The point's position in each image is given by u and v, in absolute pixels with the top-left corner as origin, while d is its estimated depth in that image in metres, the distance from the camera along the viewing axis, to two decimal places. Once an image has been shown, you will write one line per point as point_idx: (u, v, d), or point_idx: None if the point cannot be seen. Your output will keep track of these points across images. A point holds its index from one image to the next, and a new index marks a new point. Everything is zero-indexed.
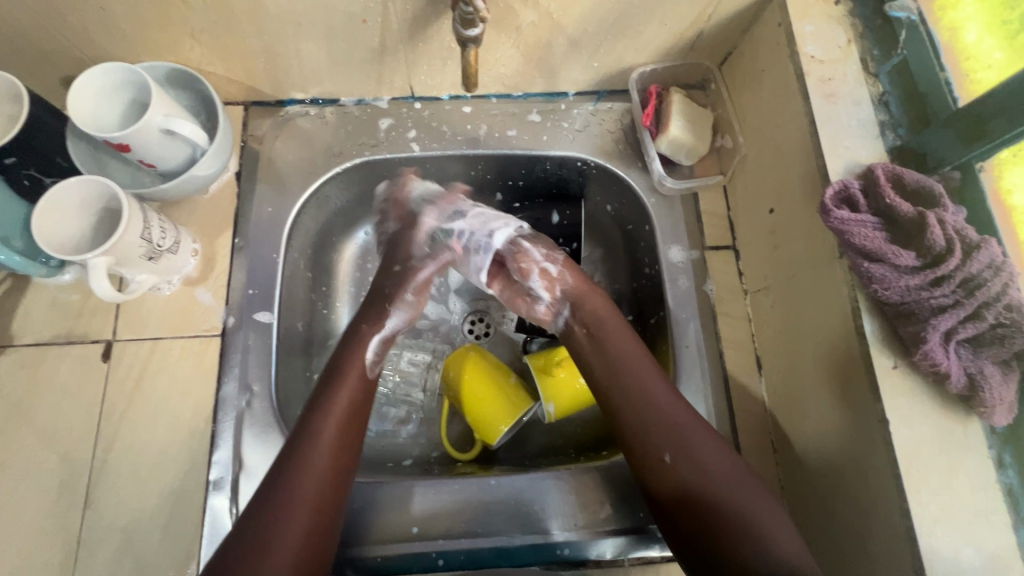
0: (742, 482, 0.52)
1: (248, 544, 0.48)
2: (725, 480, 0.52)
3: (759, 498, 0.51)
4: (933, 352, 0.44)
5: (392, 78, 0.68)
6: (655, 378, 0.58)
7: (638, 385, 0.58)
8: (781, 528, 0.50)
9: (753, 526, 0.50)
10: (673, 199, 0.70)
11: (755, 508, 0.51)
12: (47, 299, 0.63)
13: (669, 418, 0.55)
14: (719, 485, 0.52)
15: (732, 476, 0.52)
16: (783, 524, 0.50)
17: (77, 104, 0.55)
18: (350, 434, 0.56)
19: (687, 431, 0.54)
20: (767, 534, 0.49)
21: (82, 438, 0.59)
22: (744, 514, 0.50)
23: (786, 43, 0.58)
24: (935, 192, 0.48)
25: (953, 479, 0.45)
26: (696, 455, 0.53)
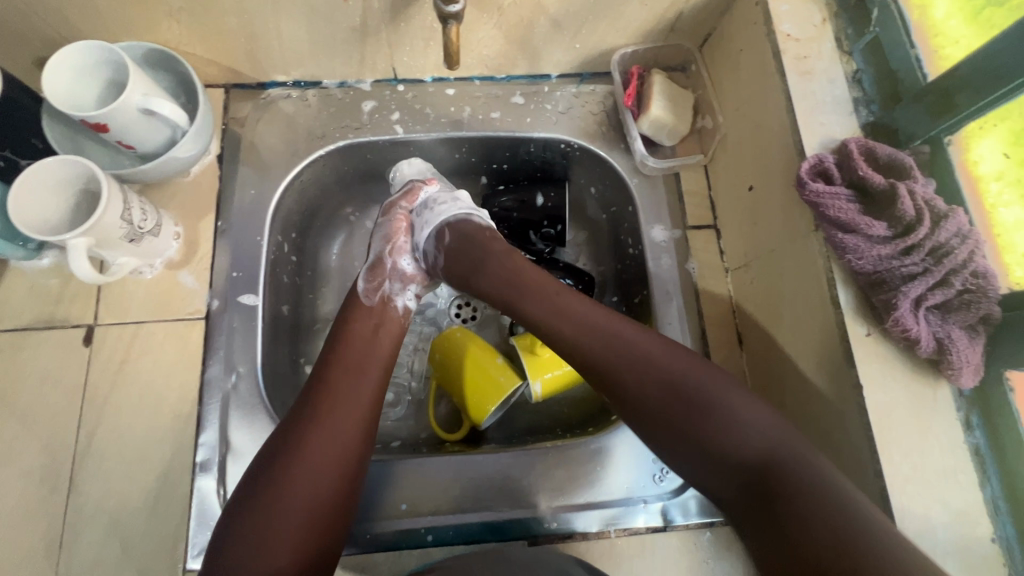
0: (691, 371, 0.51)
1: (264, 493, 0.49)
2: (673, 372, 0.51)
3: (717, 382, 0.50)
4: (904, 318, 0.46)
5: (375, 59, 0.68)
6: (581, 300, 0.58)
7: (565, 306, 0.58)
8: (745, 406, 0.49)
9: (720, 408, 0.49)
10: (656, 179, 0.71)
11: (717, 393, 0.50)
12: (25, 284, 0.62)
13: (603, 330, 0.55)
14: (668, 386, 0.51)
15: (681, 368, 0.51)
16: (749, 403, 0.49)
17: (52, 83, 0.54)
18: (369, 362, 0.60)
19: (620, 343, 0.53)
20: (734, 411, 0.48)
21: (65, 422, 0.59)
22: (701, 400, 0.49)
23: (763, 22, 0.59)
24: (906, 165, 0.49)
25: (923, 441, 0.46)
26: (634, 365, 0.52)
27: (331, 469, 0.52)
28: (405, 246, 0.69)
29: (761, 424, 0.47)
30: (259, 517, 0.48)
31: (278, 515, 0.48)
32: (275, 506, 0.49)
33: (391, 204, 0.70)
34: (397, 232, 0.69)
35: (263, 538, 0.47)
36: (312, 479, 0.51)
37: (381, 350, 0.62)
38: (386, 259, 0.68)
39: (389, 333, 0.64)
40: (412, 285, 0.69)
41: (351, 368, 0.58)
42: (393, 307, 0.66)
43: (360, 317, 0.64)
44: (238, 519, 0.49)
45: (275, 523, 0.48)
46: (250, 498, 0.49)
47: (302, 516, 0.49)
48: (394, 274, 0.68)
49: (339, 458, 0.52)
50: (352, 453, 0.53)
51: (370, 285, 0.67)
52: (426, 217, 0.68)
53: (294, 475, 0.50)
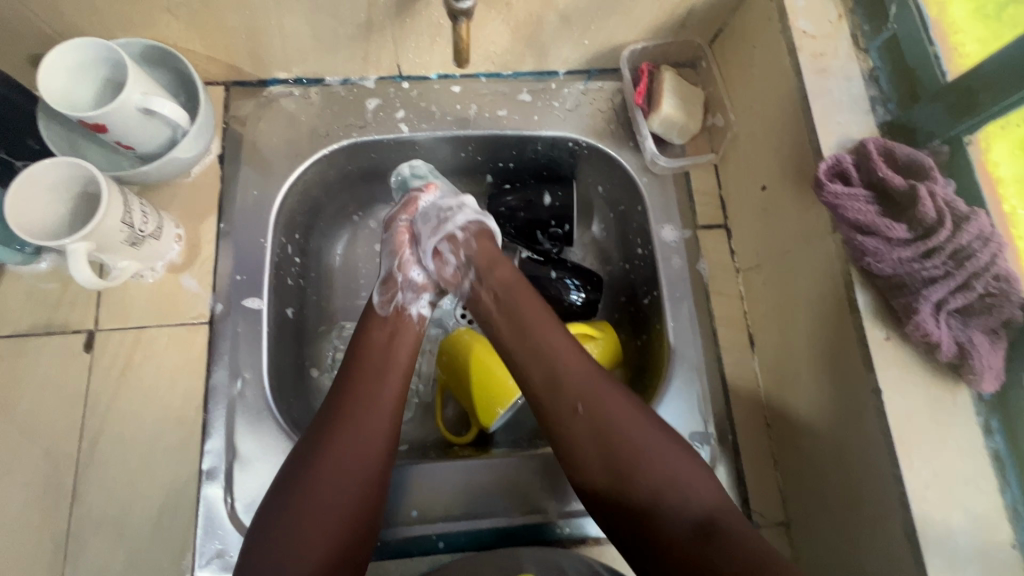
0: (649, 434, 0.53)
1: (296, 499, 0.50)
2: (633, 432, 0.52)
3: (670, 447, 0.52)
4: (925, 322, 0.45)
5: (379, 56, 0.67)
6: (561, 342, 0.58)
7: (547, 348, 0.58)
8: (696, 478, 0.51)
9: (664, 469, 0.51)
10: (666, 178, 0.70)
11: (668, 459, 0.52)
12: (23, 289, 0.60)
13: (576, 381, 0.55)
14: (627, 434, 0.52)
15: (642, 425, 0.53)
16: (692, 471, 0.51)
17: (48, 82, 0.52)
18: (389, 368, 0.60)
19: (595, 382, 0.55)
20: (678, 479, 0.51)
21: (67, 430, 0.57)
22: (653, 466, 0.51)
23: (778, 18, 0.58)
24: (925, 166, 0.49)
25: (943, 446, 0.46)
26: (604, 405, 0.54)
27: (358, 476, 0.52)
28: (412, 259, 0.69)
29: (703, 495, 0.50)
30: (290, 524, 0.49)
31: (307, 524, 0.49)
32: (304, 514, 0.50)
33: (391, 218, 0.70)
34: (402, 245, 0.69)
35: (293, 546, 0.48)
36: (338, 488, 0.51)
37: (401, 356, 0.62)
38: (397, 273, 0.68)
39: (408, 338, 0.64)
40: (426, 293, 0.68)
41: (371, 375, 0.59)
42: (408, 316, 0.65)
43: (377, 324, 0.64)
44: (269, 528, 0.49)
45: (306, 532, 0.49)
46: (280, 507, 0.50)
47: (330, 525, 0.50)
48: (407, 285, 0.68)
49: (364, 467, 0.53)
50: (378, 461, 0.54)
51: (384, 297, 0.66)
52: (434, 227, 0.68)
53: (321, 483, 0.51)
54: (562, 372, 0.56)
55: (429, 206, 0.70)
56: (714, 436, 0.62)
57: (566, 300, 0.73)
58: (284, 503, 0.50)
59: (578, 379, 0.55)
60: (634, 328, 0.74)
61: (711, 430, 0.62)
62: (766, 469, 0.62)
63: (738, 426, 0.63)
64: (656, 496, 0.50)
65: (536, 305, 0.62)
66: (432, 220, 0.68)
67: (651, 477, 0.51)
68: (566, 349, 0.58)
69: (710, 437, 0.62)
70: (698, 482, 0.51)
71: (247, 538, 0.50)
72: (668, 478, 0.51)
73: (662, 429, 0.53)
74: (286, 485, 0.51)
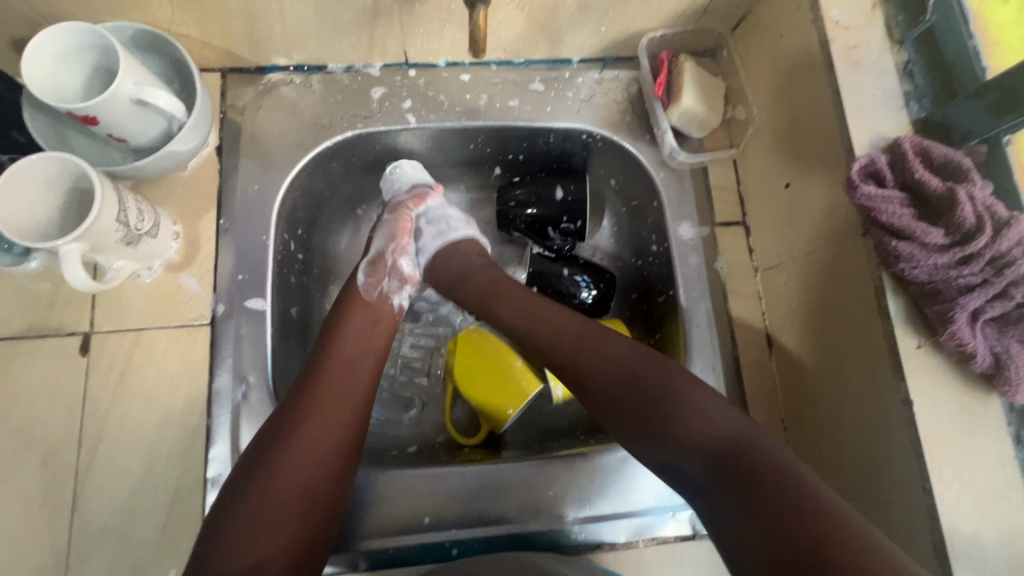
0: (670, 376, 0.50)
1: (246, 485, 0.48)
2: (639, 374, 0.51)
3: (686, 380, 0.49)
4: (960, 331, 0.44)
5: (385, 42, 0.63)
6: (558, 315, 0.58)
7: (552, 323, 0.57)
8: (712, 404, 0.47)
9: (676, 403, 0.48)
10: (683, 173, 0.68)
11: (673, 390, 0.49)
12: (13, 290, 0.57)
13: (580, 345, 0.54)
14: (624, 380, 0.51)
15: (636, 369, 0.51)
16: (706, 398, 0.48)
17: (32, 70, 0.49)
18: (365, 356, 0.58)
19: (586, 341, 0.55)
20: (691, 408, 0.47)
21: (65, 437, 0.55)
22: (672, 400, 0.48)
23: (810, 7, 0.55)
24: (963, 167, 0.47)
25: (975, 458, 0.45)
26: (598, 359, 0.53)
27: (325, 463, 0.51)
28: (406, 248, 0.68)
29: (720, 412, 0.47)
30: (251, 506, 0.47)
31: (265, 506, 0.47)
32: (265, 498, 0.47)
33: (397, 202, 0.68)
34: (401, 233, 0.67)
35: (253, 528, 0.46)
36: (303, 469, 0.49)
37: (376, 343, 0.60)
38: (387, 256, 0.66)
39: (384, 329, 0.62)
40: (408, 286, 0.67)
41: (346, 361, 0.57)
42: (390, 303, 0.64)
43: (356, 310, 0.61)
44: (230, 510, 0.47)
45: (266, 514, 0.47)
46: (241, 492, 0.48)
47: (293, 508, 0.48)
48: (394, 272, 0.66)
49: (332, 454, 0.51)
50: (347, 448, 0.53)
51: (371, 279, 0.64)
52: (439, 231, 0.69)
53: (286, 464, 0.49)
54: (557, 345, 0.56)
55: (437, 210, 0.70)
56: None
57: (577, 298, 0.71)
58: (245, 486, 0.48)
59: (570, 345, 0.55)
60: (647, 327, 0.73)
61: None
62: None
63: None
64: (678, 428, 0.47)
65: (517, 290, 0.62)
66: (440, 223, 0.69)
67: (665, 412, 0.48)
68: (550, 316, 0.58)
69: None
70: (723, 411, 0.47)
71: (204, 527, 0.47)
72: (682, 408, 0.47)
73: (656, 362, 0.51)
74: (246, 469, 0.49)
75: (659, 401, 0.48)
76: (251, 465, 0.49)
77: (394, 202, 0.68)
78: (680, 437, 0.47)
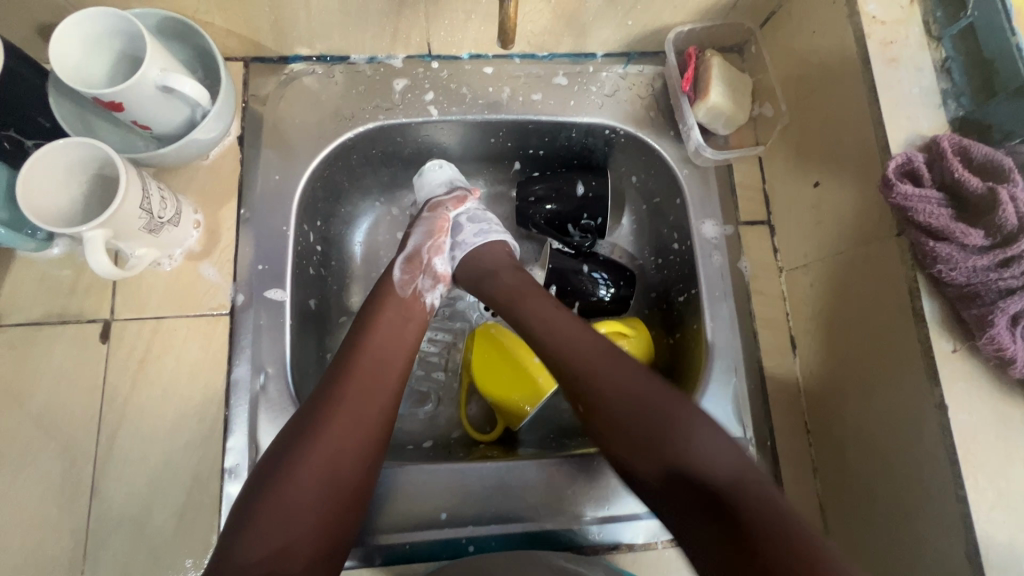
0: (686, 415, 0.47)
1: (273, 473, 0.48)
2: (639, 401, 0.48)
3: (687, 411, 0.47)
4: (999, 335, 0.43)
5: (410, 33, 0.63)
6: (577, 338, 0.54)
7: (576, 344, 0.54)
8: (711, 440, 0.45)
9: (676, 441, 0.45)
10: (708, 170, 0.67)
11: (675, 426, 0.46)
12: (35, 276, 0.57)
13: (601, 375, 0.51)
14: (623, 408, 0.48)
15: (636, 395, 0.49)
16: (711, 433, 0.45)
17: (59, 53, 0.48)
18: (395, 351, 0.58)
19: (592, 363, 0.52)
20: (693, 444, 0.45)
21: (84, 424, 0.55)
22: (684, 442, 0.45)
23: (845, 3, 0.54)
24: (1004, 167, 0.45)
25: (1013, 468, 0.43)
26: (601, 385, 0.50)
27: (352, 457, 0.50)
28: (442, 247, 0.67)
29: (723, 453, 0.44)
30: (275, 494, 0.46)
31: (288, 499, 0.46)
32: (289, 486, 0.47)
33: (436, 203, 0.69)
34: (437, 232, 0.67)
35: (275, 516, 0.46)
36: (328, 463, 0.49)
37: (407, 340, 0.60)
38: (423, 254, 0.67)
39: (415, 326, 0.62)
40: (441, 285, 0.67)
41: (376, 355, 0.57)
42: (423, 301, 0.64)
43: (390, 307, 0.62)
44: (256, 495, 0.47)
45: (288, 508, 0.46)
46: (268, 478, 0.47)
47: (315, 500, 0.47)
48: (429, 270, 0.66)
49: (358, 446, 0.51)
50: (373, 442, 0.52)
51: (405, 277, 0.64)
52: (477, 228, 0.68)
53: (314, 453, 0.49)
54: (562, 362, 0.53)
55: (476, 209, 0.70)
56: (753, 441, 0.60)
57: (596, 296, 0.70)
58: (269, 475, 0.47)
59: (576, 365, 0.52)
60: (666, 326, 0.72)
61: (750, 435, 0.60)
62: (804, 476, 0.60)
63: (777, 432, 0.61)
64: (679, 462, 0.44)
65: (536, 298, 0.60)
66: (477, 220, 0.69)
67: (667, 447, 0.45)
68: (560, 330, 0.56)
69: (750, 443, 0.60)
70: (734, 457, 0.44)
71: (230, 513, 0.47)
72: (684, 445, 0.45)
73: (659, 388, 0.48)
74: (273, 458, 0.49)
75: (659, 437, 0.46)
76: (277, 454, 0.49)
77: (432, 204, 0.69)
78: (679, 474, 0.44)
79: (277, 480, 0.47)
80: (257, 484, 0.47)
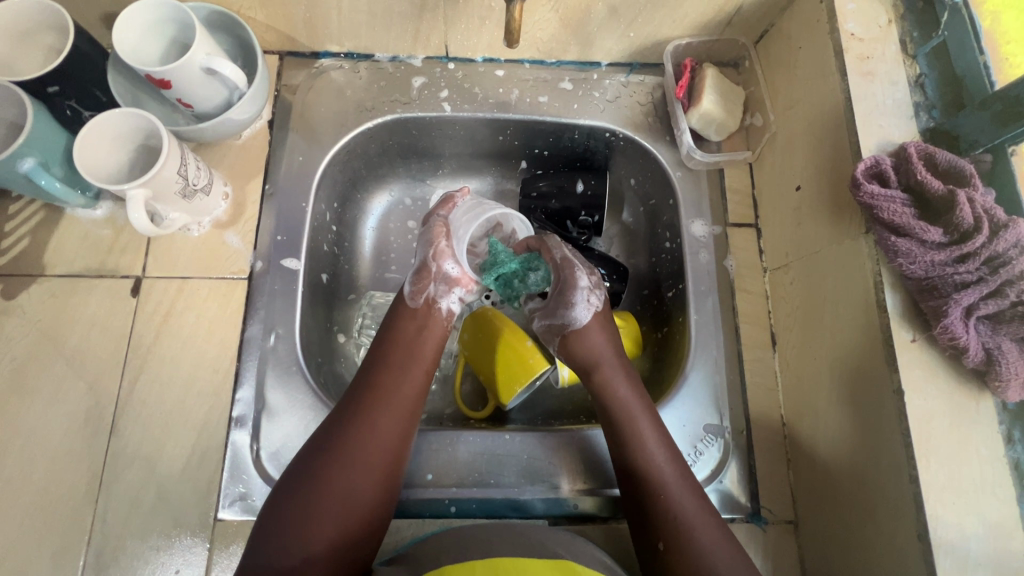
0: (729, 551, 0.50)
1: (307, 485, 0.51)
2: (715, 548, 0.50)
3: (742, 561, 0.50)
4: (953, 325, 0.46)
5: (429, 35, 0.69)
6: (657, 437, 0.57)
7: (629, 424, 0.57)
8: None
9: None
10: (700, 173, 0.71)
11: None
12: (79, 233, 0.64)
13: (649, 468, 0.55)
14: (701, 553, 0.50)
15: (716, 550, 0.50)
16: None
17: (122, 35, 0.56)
18: (413, 365, 0.60)
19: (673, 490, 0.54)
20: None
21: (110, 368, 0.61)
22: None
23: (827, 21, 0.59)
24: (966, 173, 0.49)
25: (963, 451, 0.46)
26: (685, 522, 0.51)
27: (372, 474, 0.53)
28: (447, 250, 0.64)
29: None
30: (301, 509, 0.50)
31: (313, 528, 0.49)
32: (312, 508, 0.50)
33: (429, 213, 0.68)
34: (437, 236, 0.64)
35: (298, 531, 0.49)
36: (353, 487, 0.52)
37: (425, 352, 0.61)
38: (430, 263, 0.64)
39: (432, 337, 0.62)
40: (458, 288, 0.64)
41: (394, 367, 0.59)
42: (438, 308, 0.63)
43: (404, 318, 0.63)
44: (279, 505, 0.50)
45: (310, 527, 0.49)
46: (293, 489, 0.51)
47: (337, 522, 0.50)
48: (438, 277, 0.64)
49: (380, 473, 0.53)
50: (391, 459, 0.54)
51: (415, 287, 0.64)
52: (469, 213, 0.65)
53: (340, 474, 0.52)
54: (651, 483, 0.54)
55: (470, 202, 0.67)
56: (729, 429, 0.63)
57: None
58: (303, 481, 0.51)
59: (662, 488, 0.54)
60: (654, 322, 0.75)
61: (726, 423, 0.63)
62: (777, 466, 0.62)
63: (753, 422, 0.64)
64: None
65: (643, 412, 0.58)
66: (471, 210, 0.65)
67: None
68: (658, 452, 0.56)
69: (726, 430, 0.63)
70: None
71: (267, 501, 0.51)
72: None
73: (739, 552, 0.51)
74: (308, 466, 0.52)
75: None
76: (311, 459, 0.53)
77: (431, 213, 0.67)
78: None
79: (311, 494, 0.50)
80: (291, 489, 0.51)
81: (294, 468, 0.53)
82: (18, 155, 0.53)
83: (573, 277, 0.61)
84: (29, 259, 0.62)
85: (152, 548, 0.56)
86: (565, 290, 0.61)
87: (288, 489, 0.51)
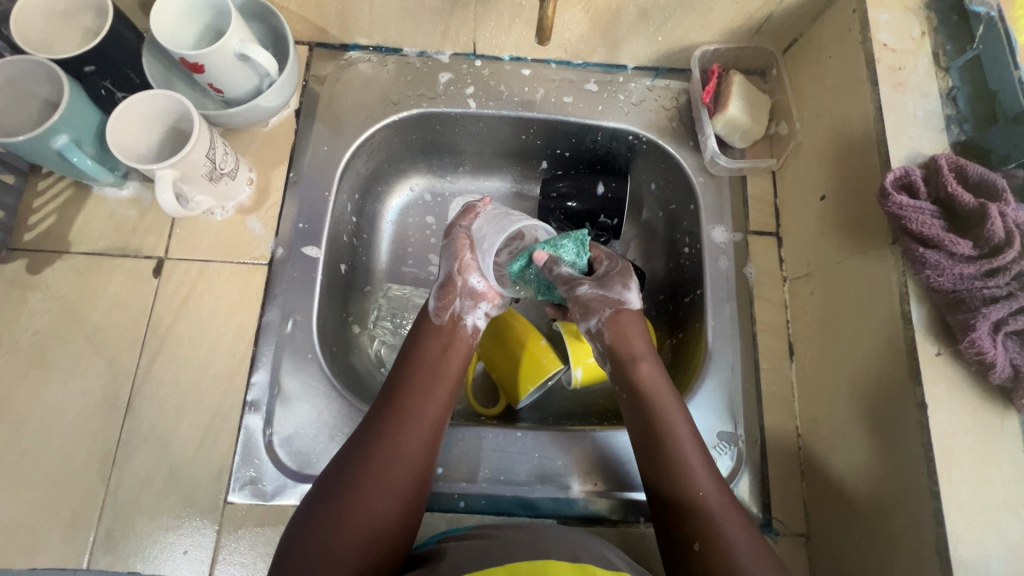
0: None
1: (328, 506, 0.49)
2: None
3: None
4: (980, 340, 0.45)
5: (459, 32, 0.70)
6: (697, 453, 0.54)
7: (670, 440, 0.54)
8: None
9: None
10: (722, 179, 0.71)
11: None
12: (105, 211, 0.65)
13: (692, 488, 0.52)
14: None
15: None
16: None
17: (159, 20, 0.57)
18: (437, 383, 0.58)
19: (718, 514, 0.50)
20: None
21: (129, 345, 0.61)
22: None
23: (860, 31, 0.58)
24: (998, 187, 0.48)
25: (986, 469, 0.46)
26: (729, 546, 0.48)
27: (395, 493, 0.51)
28: (473, 264, 0.65)
29: None
30: (321, 531, 0.47)
31: (334, 549, 0.47)
32: (333, 529, 0.48)
33: (451, 226, 0.67)
34: (462, 249, 0.65)
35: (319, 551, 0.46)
36: (376, 506, 0.50)
37: (449, 370, 0.59)
38: (455, 278, 0.64)
39: (457, 355, 0.61)
40: (484, 302, 0.64)
41: (417, 386, 0.57)
42: (464, 325, 0.63)
43: (429, 335, 0.62)
44: (302, 525, 0.49)
45: (332, 548, 0.47)
46: (315, 509, 0.49)
47: (359, 542, 0.48)
48: (464, 292, 0.64)
49: (403, 491, 0.51)
50: (413, 477, 0.52)
51: (440, 304, 0.63)
52: (495, 225, 0.65)
53: (362, 496, 0.50)
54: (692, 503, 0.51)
55: (492, 211, 0.67)
56: (743, 437, 0.63)
57: None
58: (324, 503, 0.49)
59: (701, 509, 0.51)
60: (670, 327, 0.75)
61: (740, 432, 0.63)
62: (790, 478, 0.62)
63: (767, 431, 0.63)
64: None
65: (682, 424, 0.55)
66: (495, 220, 0.65)
67: None
68: (698, 469, 0.53)
69: (739, 438, 0.62)
70: None
71: (291, 524, 0.50)
72: None
73: None
74: (329, 486, 0.51)
75: None
76: (333, 480, 0.51)
77: (452, 225, 0.67)
78: None
79: (331, 515, 0.48)
80: (311, 512, 0.49)
81: (316, 490, 0.51)
82: (52, 132, 0.53)
83: (625, 266, 0.66)
84: (55, 236, 0.63)
85: (162, 527, 0.57)
86: (621, 272, 0.65)
87: (309, 511, 0.49)
